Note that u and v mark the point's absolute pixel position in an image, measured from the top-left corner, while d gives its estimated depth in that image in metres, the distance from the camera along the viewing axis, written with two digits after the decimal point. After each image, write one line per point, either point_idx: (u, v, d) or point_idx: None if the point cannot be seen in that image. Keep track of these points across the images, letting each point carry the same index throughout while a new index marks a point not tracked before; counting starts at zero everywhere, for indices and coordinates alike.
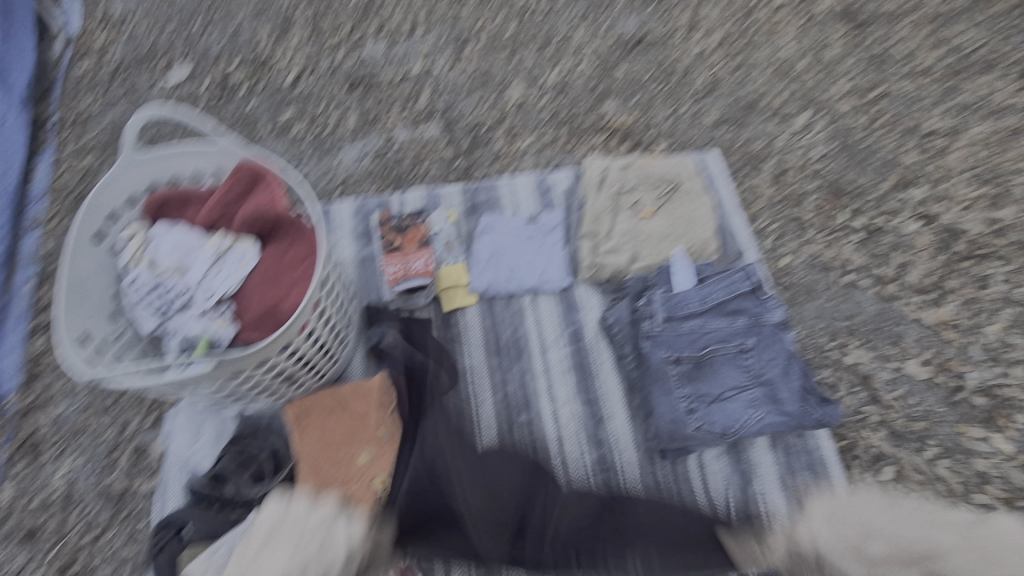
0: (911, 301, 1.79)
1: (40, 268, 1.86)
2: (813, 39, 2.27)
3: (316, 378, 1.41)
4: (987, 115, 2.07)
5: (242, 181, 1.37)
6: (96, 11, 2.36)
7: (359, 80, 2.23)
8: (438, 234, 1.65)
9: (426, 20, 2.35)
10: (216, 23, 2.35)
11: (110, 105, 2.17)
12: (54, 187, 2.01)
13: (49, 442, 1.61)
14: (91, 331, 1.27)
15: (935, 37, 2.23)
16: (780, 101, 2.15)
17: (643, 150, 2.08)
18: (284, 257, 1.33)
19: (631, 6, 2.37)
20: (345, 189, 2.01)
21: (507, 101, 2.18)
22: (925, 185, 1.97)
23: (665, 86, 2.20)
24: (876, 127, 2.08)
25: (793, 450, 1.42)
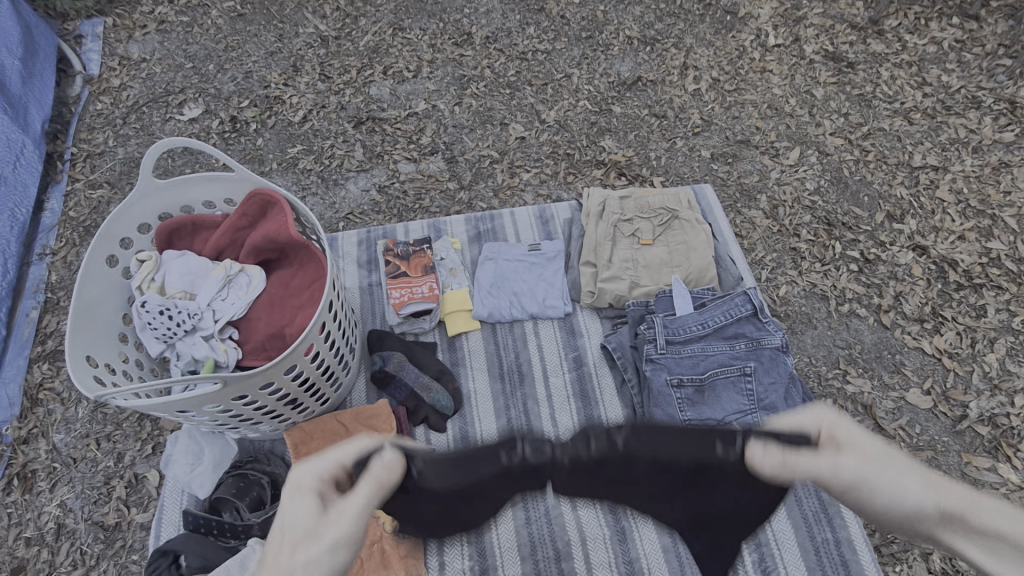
0: (910, 330, 1.81)
1: (46, 297, 1.88)
2: (802, 80, 2.37)
3: (317, 405, 1.39)
4: (973, 151, 2.14)
5: (254, 208, 1.40)
6: (114, 52, 2.47)
7: (366, 117, 2.31)
8: (442, 261, 1.68)
9: (431, 61, 2.46)
10: (229, 64, 2.45)
11: (124, 140, 2.25)
12: (64, 218, 2.05)
13: (43, 473, 1.59)
14: (97, 354, 1.24)
15: (919, 78, 2.34)
16: (773, 137, 2.23)
17: (641, 183, 2.14)
18: (292, 282, 1.39)
19: (627, 49, 2.48)
20: (349, 221, 2.06)
21: (508, 136, 2.26)
22: (917, 217, 2.02)
23: (661, 123, 2.28)
24: (867, 162, 2.15)
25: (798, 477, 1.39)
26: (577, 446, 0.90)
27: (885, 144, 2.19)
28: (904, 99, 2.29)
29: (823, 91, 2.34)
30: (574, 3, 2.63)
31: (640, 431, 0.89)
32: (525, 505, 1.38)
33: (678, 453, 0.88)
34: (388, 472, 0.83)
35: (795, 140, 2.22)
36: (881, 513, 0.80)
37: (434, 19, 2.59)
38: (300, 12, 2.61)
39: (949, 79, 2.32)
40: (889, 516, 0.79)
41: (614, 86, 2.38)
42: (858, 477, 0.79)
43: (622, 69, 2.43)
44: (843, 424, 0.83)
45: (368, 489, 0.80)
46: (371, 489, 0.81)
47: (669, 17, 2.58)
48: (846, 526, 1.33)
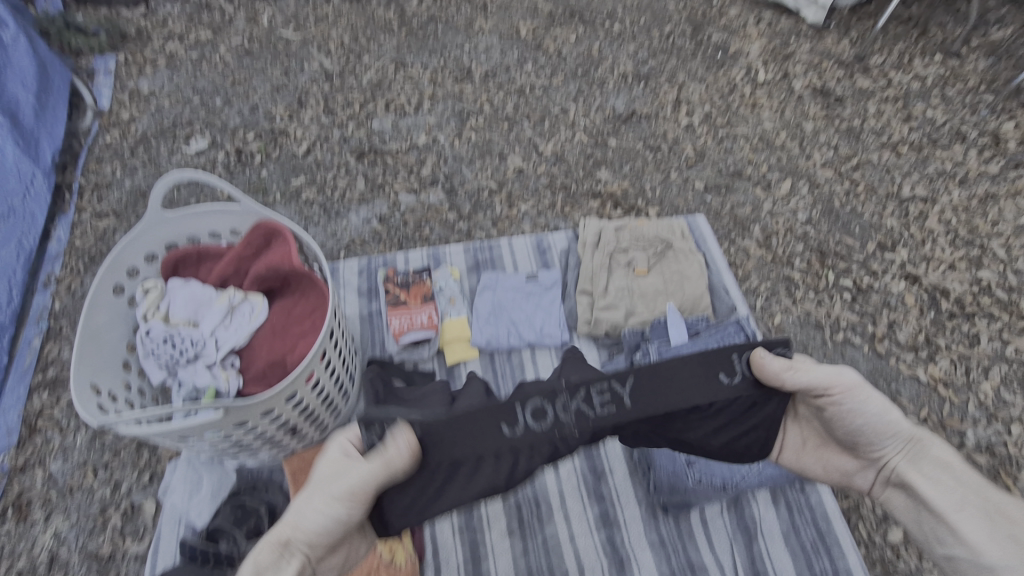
0: (904, 358, 1.83)
1: (48, 324, 1.90)
2: (791, 114, 2.45)
3: (317, 432, 1.40)
4: (960, 182, 2.20)
5: (259, 238, 1.43)
6: (125, 87, 2.55)
7: (368, 149, 2.37)
8: (441, 290, 1.71)
9: (432, 96, 2.54)
10: (236, 98, 2.53)
11: (132, 171, 2.30)
12: (70, 247, 2.09)
13: (38, 502, 1.58)
14: (101, 382, 1.26)
15: (905, 112, 2.42)
16: (764, 169, 2.29)
17: (636, 214, 2.19)
18: (294, 311, 1.41)
19: (621, 84, 2.58)
20: (350, 250, 2.10)
21: (506, 168, 2.32)
22: (908, 247, 2.06)
23: (655, 155, 2.35)
24: (857, 193, 2.21)
25: (795, 506, 1.39)
26: (581, 403, 0.97)
27: (874, 176, 2.25)
28: (891, 132, 2.37)
29: (812, 124, 2.41)
30: (570, 41, 2.74)
31: (641, 379, 0.98)
32: (522, 534, 1.37)
33: (670, 397, 0.98)
34: (401, 451, 0.91)
35: (786, 172, 2.28)
36: (872, 426, 1.07)
37: (436, 56, 2.69)
38: (306, 49, 2.71)
39: (933, 113, 2.40)
40: (870, 431, 1.08)
41: (609, 119, 2.46)
42: (859, 390, 1.06)
43: (617, 104, 2.51)
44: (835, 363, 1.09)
45: (380, 457, 0.90)
46: (380, 470, 0.90)
47: (661, 54, 2.68)
48: (845, 558, 1.32)
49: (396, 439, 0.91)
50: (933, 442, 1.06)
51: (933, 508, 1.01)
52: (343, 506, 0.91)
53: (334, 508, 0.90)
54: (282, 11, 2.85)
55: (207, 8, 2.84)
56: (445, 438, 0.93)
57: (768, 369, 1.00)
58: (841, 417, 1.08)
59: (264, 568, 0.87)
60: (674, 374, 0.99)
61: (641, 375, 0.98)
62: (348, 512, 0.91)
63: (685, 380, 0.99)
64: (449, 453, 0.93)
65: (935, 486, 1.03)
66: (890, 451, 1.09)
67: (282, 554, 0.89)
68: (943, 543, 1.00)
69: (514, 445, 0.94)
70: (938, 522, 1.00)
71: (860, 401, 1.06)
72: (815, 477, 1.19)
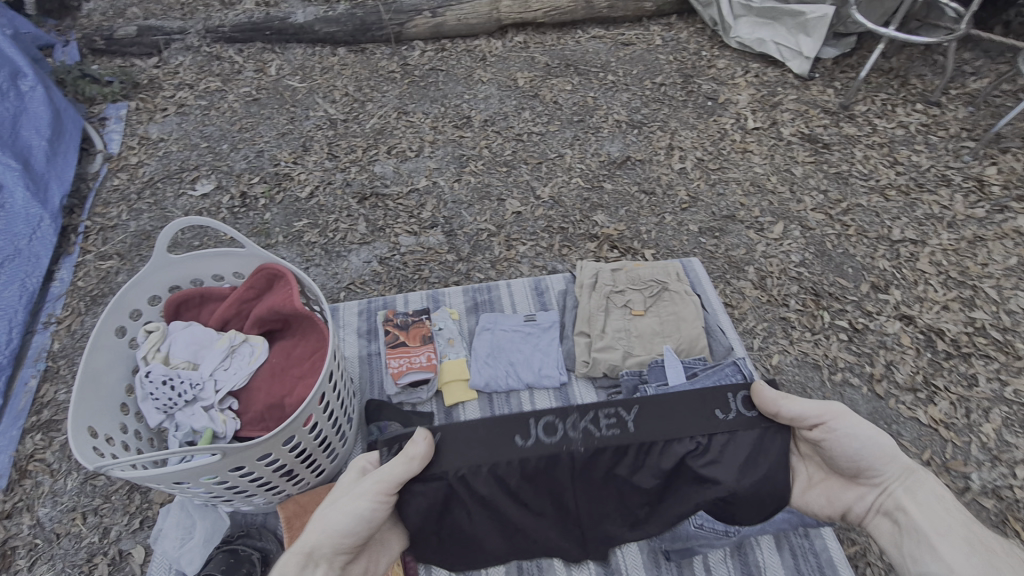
0: (904, 399, 1.82)
1: (46, 365, 1.89)
2: (781, 159, 2.54)
3: (313, 476, 1.38)
4: (948, 225, 2.26)
5: (261, 281, 1.45)
6: (135, 133, 2.64)
7: (370, 193, 2.43)
8: (440, 331, 1.73)
9: (433, 142, 2.63)
10: (243, 144, 2.61)
11: (137, 214, 2.35)
12: (72, 288, 2.10)
13: (23, 550, 1.54)
14: (98, 425, 1.24)
15: (890, 158, 2.50)
16: (756, 212, 2.35)
17: (633, 255, 2.23)
18: (293, 352, 1.43)
19: (616, 131, 2.67)
20: (351, 291, 2.13)
21: (505, 211, 2.37)
22: (901, 288, 2.10)
23: (650, 199, 2.41)
24: (848, 236, 2.26)
25: (801, 552, 1.36)
26: (588, 423, 1.02)
27: (864, 219, 2.31)
28: (879, 177, 2.44)
29: (802, 169, 2.49)
30: (566, 91, 2.85)
31: (646, 407, 1.04)
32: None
33: (670, 425, 1.03)
34: (417, 451, 0.98)
35: (777, 215, 2.34)
36: (864, 450, 1.07)
37: (437, 104, 2.79)
38: (311, 98, 2.82)
39: (918, 159, 2.48)
40: (863, 454, 1.07)
41: (604, 164, 2.54)
42: (848, 414, 1.08)
43: (612, 150, 2.60)
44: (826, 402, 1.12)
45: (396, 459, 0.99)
46: (400, 464, 0.97)
47: (654, 103, 2.79)
48: None
49: (411, 442, 0.99)
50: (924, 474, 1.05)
51: (918, 529, 0.99)
52: (369, 504, 0.98)
53: (356, 505, 0.98)
54: (290, 62, 2.98)
55: (218, 59, 2.96)
56: (461, 442, 1.01)
57: (764, 395, 1.03)
58: (833, 441, 1.08)
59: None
60: (674, 406, 1.04)
61: (645, 405, 1.04)
62: (371, 508, 0.99)
63: (682, 414, 1.04)
64: (455, 462, 1.00)
65: (926, 512, 1.00)
66: (887, 477, 1.07)
67: (308, 561, 0.97)
68: (920, 564, 0.97)
69: (522, 458, 1.00)
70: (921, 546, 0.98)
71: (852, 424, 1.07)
72: (818, 511, 1.15)
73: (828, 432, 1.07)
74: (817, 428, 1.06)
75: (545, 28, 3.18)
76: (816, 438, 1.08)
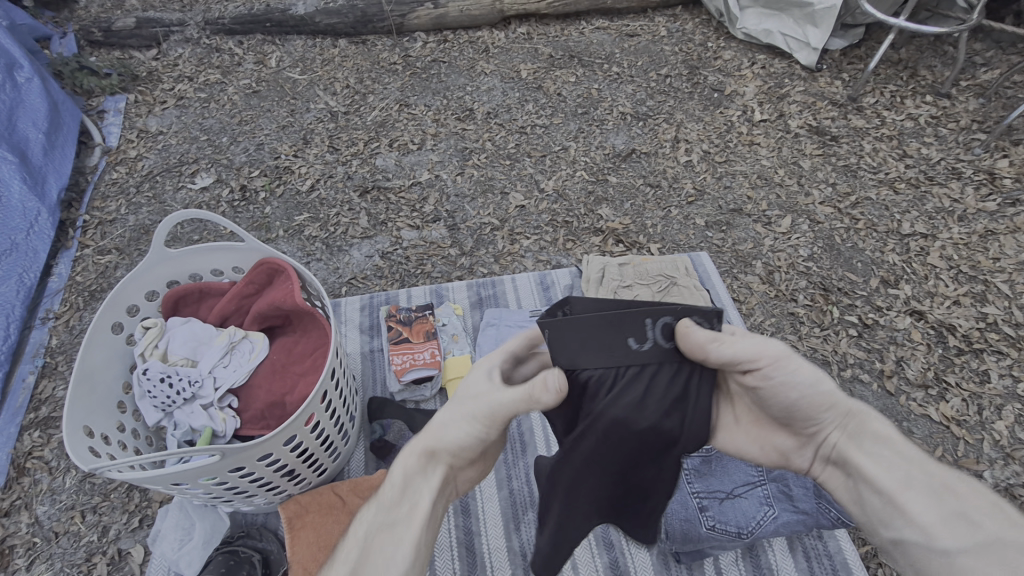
0: (915, 396, 1.79)
1: (44, 361, 1.87)
2: (789, 152, 2.49)
3: (315, 476, 1.36)
4: (959, 219, 2.21)
5: (262, 276, 1.42)
6: (134, 126, 2.60)
7: (371, 186, 2.39)
8: (444, 327, 1.70)
9: (435, 135, 2.59)
10: (243, 137, 2.58)
11: (136, 208, 2.31)
12: (71, 283, 2.07)
13: (22, 549, 1.52)
14: (94, 424, 1.21)
15: (900, 150, 2.46)
16: (764, 206, 2.31)
17: (638, 249, 2.19)
18: (295, 349, 1.41)
19: (621, 123, 2.63)
20: (352, 286, 2.09)
21: (508, 205, 2.34)
22: (911, 282, 2.06)
23: (656, 192, 2.37)
24: (857, 230, 2.22)
25: (814, 554, 1.35)
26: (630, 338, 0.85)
27: (873, 212, 2.27)
28: (888, 169, 2.40)
29: (810, 162, 2.45)
30: (570, 83, 2.81)
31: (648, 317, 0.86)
32: None
33: (609, 355, 0.86)
34: (545, 392, 0.84)
35: (785, 209, 2.30)
36: (803, 395, 0.93)
37: (438, 96, 2.75)
38: (312, 90, 2.77)
39: (928, 151, 2.44)
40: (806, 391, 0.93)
41: (609, 157, 2.50)
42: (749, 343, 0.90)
43: (617, 142, 2.55)
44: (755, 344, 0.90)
45: (520, 395, 0.88)
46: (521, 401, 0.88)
47: (659, 95, 2.74)
48: None
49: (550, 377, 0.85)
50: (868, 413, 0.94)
51: (874, 482, 0.89)
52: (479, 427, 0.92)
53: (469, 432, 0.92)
54: (290, 54, 2.93)
55: (218, 51, 2.92)
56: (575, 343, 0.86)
57: (689, 340, 0.84)
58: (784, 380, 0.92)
59: (410, 474, 0.93)
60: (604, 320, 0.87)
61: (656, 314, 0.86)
62: (484, 430, 0.92)
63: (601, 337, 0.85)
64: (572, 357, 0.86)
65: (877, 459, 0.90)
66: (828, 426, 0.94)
67: (425, 465, 0.94)
68: (891, 527, 0.87)
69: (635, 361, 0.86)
70: (884, 499, 0.87)
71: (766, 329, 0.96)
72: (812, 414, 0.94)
73: (726, 349, 0.86)
74: (751, 370, 0.90)
75: (549, 19, 3.12)
76: (751, 384, 0.92)
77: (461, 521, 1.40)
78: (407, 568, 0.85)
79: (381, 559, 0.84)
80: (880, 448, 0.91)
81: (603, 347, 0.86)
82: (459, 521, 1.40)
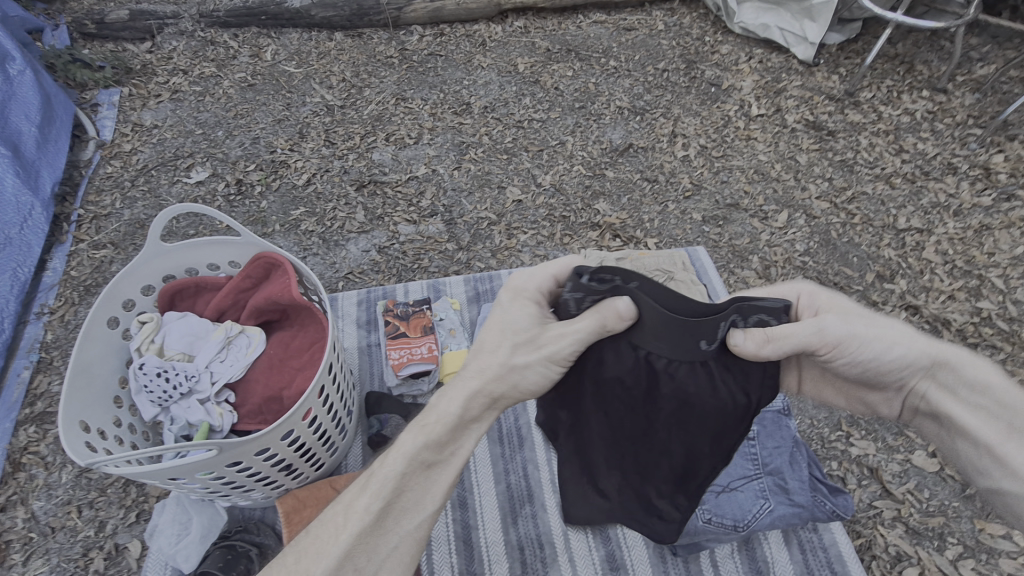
0: None
1: (39, 356, 1.86)
2: (786, 147, 2.49)
3: (311, 471, 1.35)
4: (954, 214, 2.22)
5: (258, 270, 1.42)
6: (128, 119, 2.57)
7: (368, 181, 2.39)
8: (441, 322, 1.70)
9: (432, 129, 2.58)
10: (238, 130, 2.56)
11: (131, 202, 2.30)
12: (65, 278, 2.06)
13: (18, 544, 1.51)
14: (90, 419, 1.21)
15: (896, 145, 2.46)
16: (760, 201, 2.31)
17: (635, 244, 2.19)
18: (292, 343, 1.41)
19: (618, 118, 2.62)
20: (349, 280, 2.08)
21: (505, 200, 2.33)
22: (907, 277, 2.07)
23: (653, 187, 2.37)
24: (853, 224, 2.22)
25: (808, 546, 1.36)
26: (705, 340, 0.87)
27: (870, 208, 2.27)
28: (884, 164, 2.40)
29: (807, 157, 2.45)
30: (567, 77, 2.79)
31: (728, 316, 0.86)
32: None
33: (679, 345, 0.89)
34: (617, 319, 0.86)
35: (782, 204, 2.30)
36: (876, 360, 0.92)
37: (435, 90, 2.74)
38: (308, 83, 2.76)
39: (924, 146, 2.44)
40: (879, 357, 0.92)
41: (606, 152, 2.49)
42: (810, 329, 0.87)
43: (614, 137, 2.55)
44: (817, 328, 0.88)
45: (592, 326, 0.88)
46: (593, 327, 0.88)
47: (657, 89, 2.74)
48: None
49: (616, 309, 0.86)
50: (952, 360, 0.92)
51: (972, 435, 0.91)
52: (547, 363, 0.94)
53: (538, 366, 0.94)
54: (285, 47, 2.91)
55: (213, 44, 2.89)
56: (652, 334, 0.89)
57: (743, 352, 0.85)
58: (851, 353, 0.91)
59: (470, 415, 0.95)
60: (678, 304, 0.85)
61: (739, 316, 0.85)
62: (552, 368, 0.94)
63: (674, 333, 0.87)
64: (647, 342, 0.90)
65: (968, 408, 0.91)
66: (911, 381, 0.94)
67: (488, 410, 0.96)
68: (988, 478, 0.91)
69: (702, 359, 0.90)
70: (982, 450, 0.90)
71: (830, 295, 0.93)
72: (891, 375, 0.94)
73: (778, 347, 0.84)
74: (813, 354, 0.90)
75: (547, 12, 3.11)
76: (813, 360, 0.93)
77: (458, 515, 1.40)
78: (437, 502, 0.95)
79: (416, 497, 0.92)
80: (977, 398, 0.91)
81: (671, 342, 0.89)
82: (457, 516, 1.40)
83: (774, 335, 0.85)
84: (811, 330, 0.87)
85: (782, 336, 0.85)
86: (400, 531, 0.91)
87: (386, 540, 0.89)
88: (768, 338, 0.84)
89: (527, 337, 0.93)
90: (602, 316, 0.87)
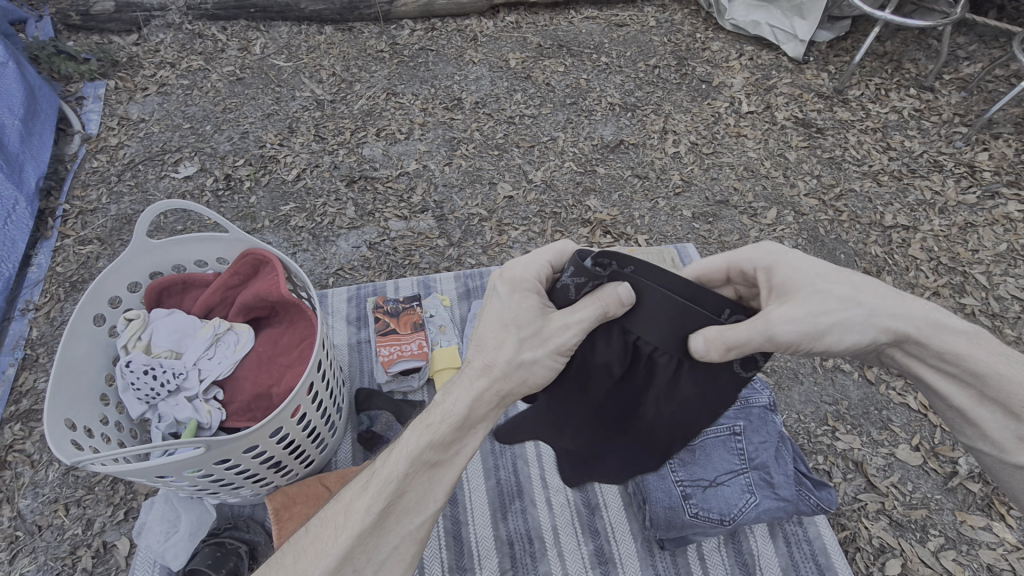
0: (895, 385, 1.84)
1: (24, 353, 1.84)
2: (775, 144, 2.51)
3: (301, 468, 1.35)
4: (939, 212, 2.25)
5: (247, 267, 1.41)
6: (114, 113, 2.54)
7: (358, 176, 2.37)
8: (431, 318, 1.70)
9: (423, 124, 2.57)
10: (226, 125, 2.53)
11: (118, 197, 2.27)
12: (51, 274, 2.04)
13: (4, 543, 1.50)
14: (76, 417, 1.20)
15: (884, 143, 2.49)
16: (750, 198, 2.33)
17: (626, 240, 2.20)
18: (281, 340, 1.41)
19: (609, 114, 2.63)
20: (339, 276, 2.08)
21: (496, 195, 2.33)
22: (893, 274, 2.09)
23: (643, 183, 2.38)
24: (841, 221, 2.25)
25: (793, 539, 1.38)
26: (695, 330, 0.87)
27: (857, 205, 2.30)
28: (872, 162, 2.43)
29: (796, 154, 2.47)
30: (559, 72, 2.79)
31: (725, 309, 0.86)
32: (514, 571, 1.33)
33: (671, 332, 0.89)
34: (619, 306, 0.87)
35: (771, 201, 2.32)
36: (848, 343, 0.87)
37: (426, 85, 2.72)
38: (298, 77, 2.73)
39: (911, 144, 2.47)
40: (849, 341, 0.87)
41: (598, 148, 2.50)
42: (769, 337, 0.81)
43: (605, 133, 2.55)
44: (777, 334, 0.81)
45: (595, 314, 0.88)
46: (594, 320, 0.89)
47: (648, 86, 2.74)
48: None
49: (616, 297, 0.87)
50: (928, 335, 0.87)
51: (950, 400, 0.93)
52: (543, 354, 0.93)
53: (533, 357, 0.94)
54: (275, 41, 2.88)
55: (201, 37, 2.86)
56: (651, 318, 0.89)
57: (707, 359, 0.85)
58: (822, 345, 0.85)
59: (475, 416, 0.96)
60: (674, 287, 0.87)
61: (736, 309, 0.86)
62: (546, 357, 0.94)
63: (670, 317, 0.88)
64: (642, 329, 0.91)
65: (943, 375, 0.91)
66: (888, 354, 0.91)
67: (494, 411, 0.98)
68: (962, 433, 0.96)
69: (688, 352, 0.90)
70: (957, 413, 0.94)
71: (789, 275, 0.87)
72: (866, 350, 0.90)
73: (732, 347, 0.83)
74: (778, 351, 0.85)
75: (539, 8, 3.10)
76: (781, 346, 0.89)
77: (448, 511, 1.41)
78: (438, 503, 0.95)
79: (415, 498, 0.93)
80: (953, 369, 0.90)
81: (665, 330, 0.89)
82: (447, 511, 1.41)
83: (729, 346, 0.82)
84: (771, 339, 0.81)
85: (738, 345, 0.82)
86: (400, 531, 0.91)
87: (385, 540, 0.89)
88: (722, 346, 0.82)
89: (527, 324, 0.94)
90: (602, 308, 0.88)
